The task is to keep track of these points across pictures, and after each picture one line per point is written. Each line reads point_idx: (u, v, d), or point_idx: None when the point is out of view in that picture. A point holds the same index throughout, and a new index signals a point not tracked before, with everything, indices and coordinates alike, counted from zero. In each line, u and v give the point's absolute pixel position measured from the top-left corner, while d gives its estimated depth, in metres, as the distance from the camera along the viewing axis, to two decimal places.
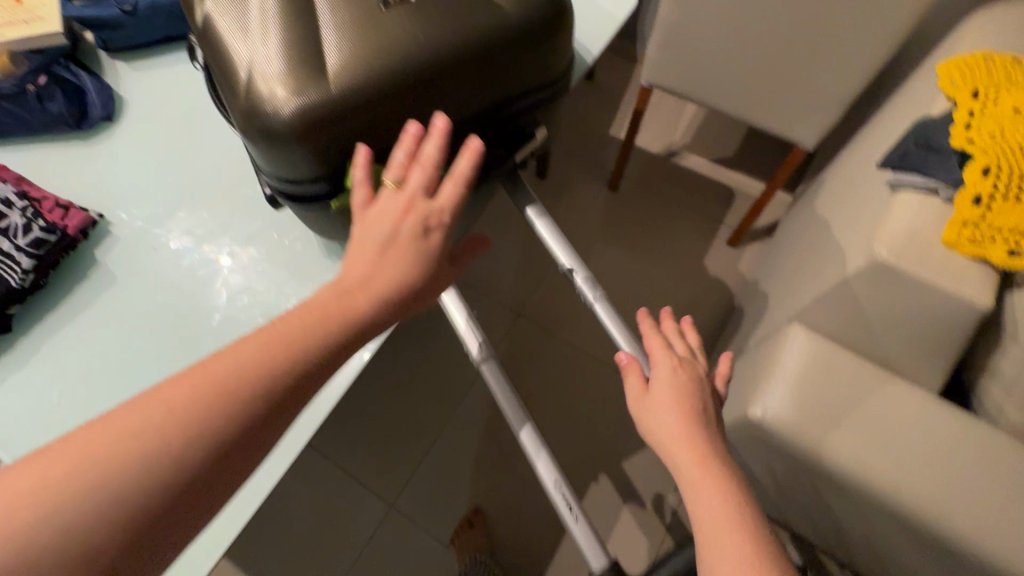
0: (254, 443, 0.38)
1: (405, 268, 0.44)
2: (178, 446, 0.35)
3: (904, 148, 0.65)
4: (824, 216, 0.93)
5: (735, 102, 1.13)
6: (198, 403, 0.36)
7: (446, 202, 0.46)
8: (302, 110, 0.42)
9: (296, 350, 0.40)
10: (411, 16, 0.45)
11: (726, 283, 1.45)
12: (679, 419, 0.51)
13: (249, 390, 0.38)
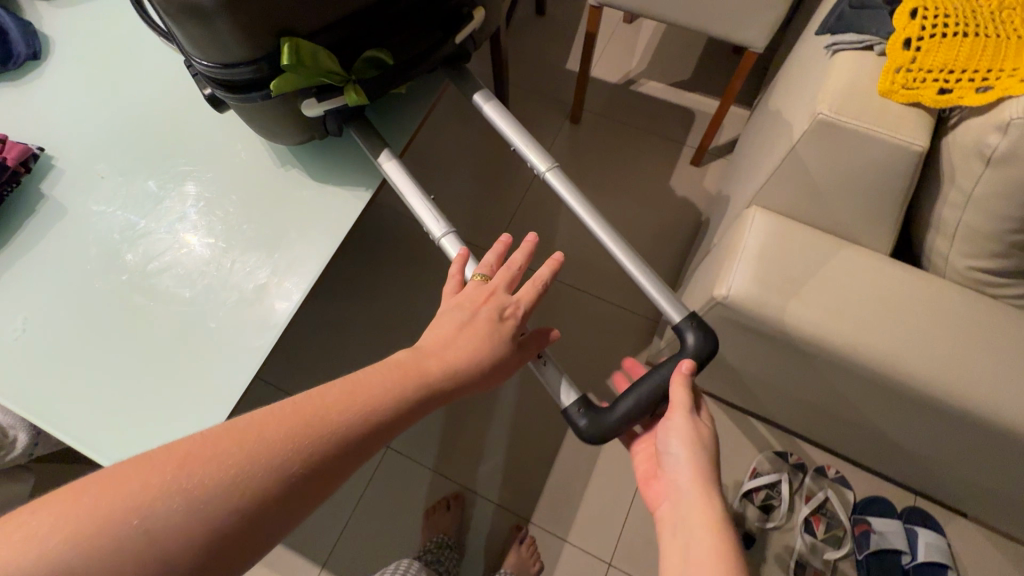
0: (334, 475, 0.44)
1: (476, 347, 0.54)
2: (278, 452, 0.42)
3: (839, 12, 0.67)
4: (779, 107, 0.94)
5: (681, 12, 1.14)
6: (299, 425, 0.43)
7: (523, 297, 0.58)
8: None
9: (379, 398, 0.48)
10: None
11: (693, 202, 1.48)
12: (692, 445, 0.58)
13: (339, 416, 0.45)
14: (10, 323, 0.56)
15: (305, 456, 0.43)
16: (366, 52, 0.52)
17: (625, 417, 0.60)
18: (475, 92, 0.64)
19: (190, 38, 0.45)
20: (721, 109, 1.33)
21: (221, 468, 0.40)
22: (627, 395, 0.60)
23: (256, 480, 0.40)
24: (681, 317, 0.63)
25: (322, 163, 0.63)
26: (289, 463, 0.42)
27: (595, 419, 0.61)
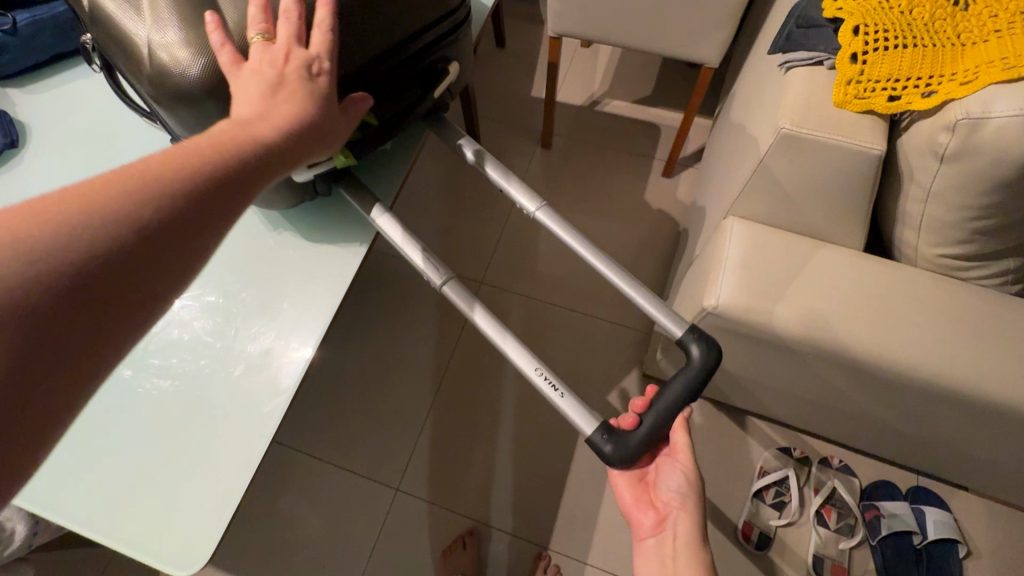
0: (190, 235, 0.37)
1: (299, 109, 0.45)
2: (110, 211, 0.34)
3: (787, 32, 0.72)
4: (741, 121, 1.00)
5: (638, 38, 1.19)
6: (127, 182, 0.36)
7: (321, 46, 0.47)
8: (207, 65, 0.46)
9: (219, 161, 0.40)
10: None
11: (670, 212, 1.52)
12: (681, 490, 0.68)
13: (172, 178, 0.37)
14: None
15: (143, 210, 0.35)
16: None
17: (648, 436, 0.62)
18: (458, 138, 0.66)
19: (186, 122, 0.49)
20: (685, 122, 1.38)
21: (41, 229, 0.32)
22: (648, 413, 0.62)
23: (68, 258, 0.32)
24: (682, 330, 0.64)
25: (315, 220, 0.67)
26: (130, 218, 0.35)
27: (620, 440, 0.62)
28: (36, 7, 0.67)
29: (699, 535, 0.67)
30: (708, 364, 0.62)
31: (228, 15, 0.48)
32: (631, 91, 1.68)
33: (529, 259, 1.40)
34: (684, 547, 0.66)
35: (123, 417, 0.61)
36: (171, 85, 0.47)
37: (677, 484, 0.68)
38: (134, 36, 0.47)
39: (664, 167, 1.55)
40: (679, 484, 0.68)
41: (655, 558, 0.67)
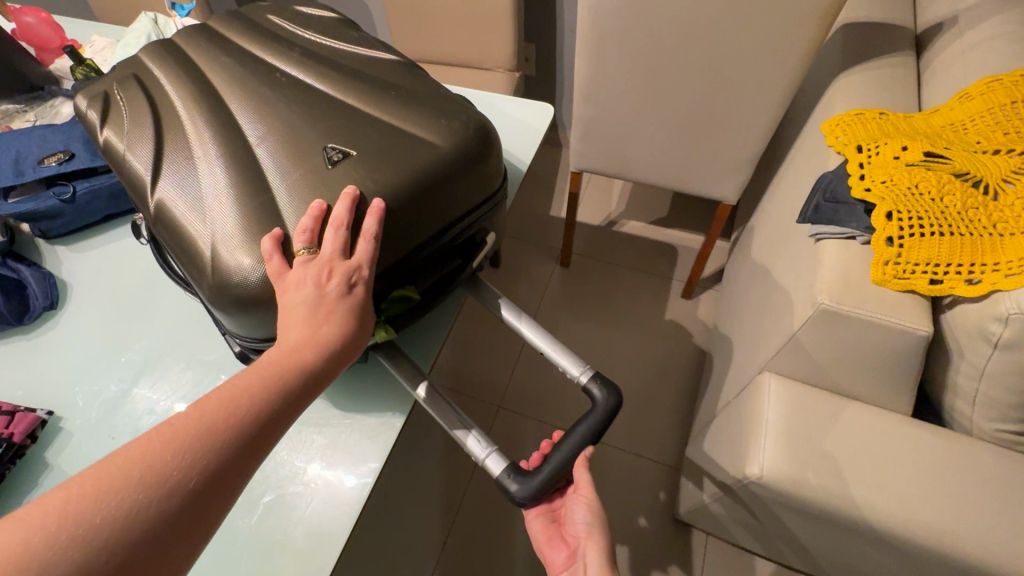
0: (234, 481, 0.40)
1: (341, 326, 0.47)
2: (174, 468, 0.37)
3: (816, 203, 0.74)
4: (765, 264, 1.01)
5: (661, 177, 1.21)
6: (186, 436, 0.39)
7: (364, 255, 0.49)
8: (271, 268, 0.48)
9: (265, 397, 0.42)
10: (357, 172, 0.52)
11: (692, 335, 1.50)
12: (584, 528, 0.61)
13: (223, 423, 0.40)
14: None
15: (193, 468, 0.38)
16: (394, 294, 0.55)
17: (553, 475, 0.54)
18: (499, 300, 0.63)
19: (234, 316, 0.50)
20: (704, 249, 1.41)
21: (107, 502, 0.35)
22: (553, 452, 0.55)
23: (101, 544, 0.34)
24: (582, 371, 0.58)
25: (348, 387, 0.63)
26: (183, 478, 0.38)
27: (526, 479, 0.54)
28: (97, 176, 0.71)
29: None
30: (610, 402, 0.56)
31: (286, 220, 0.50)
32: (648, 212, 1.73)
33: (549, 384, 1.36)
34: None
35: None
36: (229, 287, 0.48)
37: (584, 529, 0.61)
38: (195, 237, 0.50)
39: (684, 288, 1.55)
40: (587, 520, 0.62)
41: None
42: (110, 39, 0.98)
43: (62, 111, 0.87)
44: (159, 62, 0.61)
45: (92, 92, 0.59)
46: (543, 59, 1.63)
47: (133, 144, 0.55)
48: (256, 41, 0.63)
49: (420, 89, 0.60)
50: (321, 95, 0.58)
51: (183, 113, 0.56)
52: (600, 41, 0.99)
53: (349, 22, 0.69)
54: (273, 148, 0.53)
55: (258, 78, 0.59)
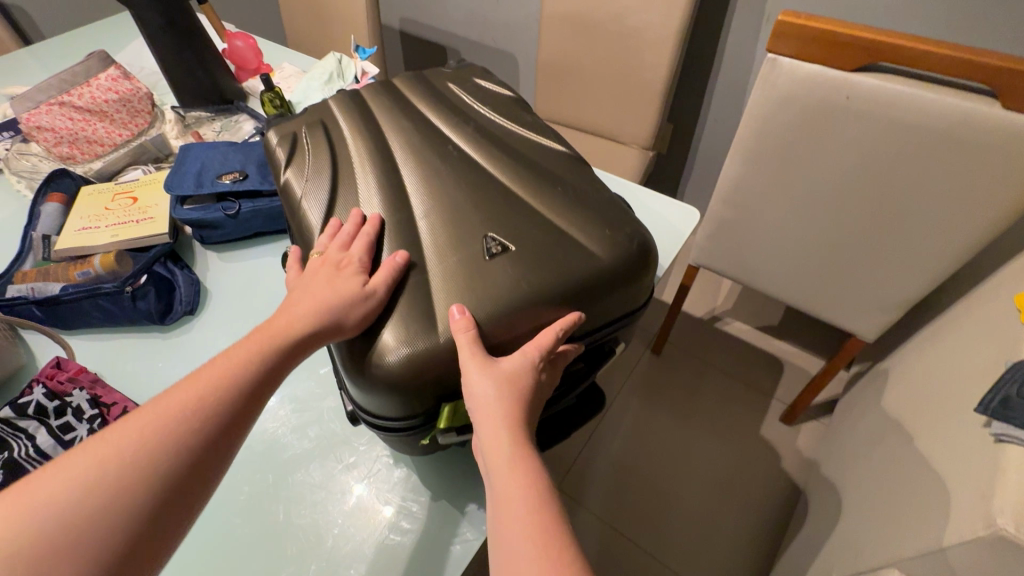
0: (229, 432, 0.42)
1: (333, 299, 0.48)
2: (175, 417, 0.40)
3: (1004, 394, 0.62)
4: (905, 427, 0.87)
5: (792, 293, 1.11)
6: (192, 393, 0.42)
7: (362, 239, 0.52)
8: (407, 353, 0.46)
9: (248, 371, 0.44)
10: (515, 270, 0.50)
11: (786, 467, 1.33)
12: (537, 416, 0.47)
13: (224, 379, 0.43)
14: None
15: (194, 414, 0.41)
16: None
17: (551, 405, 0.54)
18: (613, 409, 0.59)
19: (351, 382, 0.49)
20: (820, 378, 1.26)
21: (113, 449, 0.38)
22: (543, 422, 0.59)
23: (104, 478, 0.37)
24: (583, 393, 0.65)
25: (438, 473, 0.60)
26: (185, 425, 0.40)
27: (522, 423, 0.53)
28: (260, 198, 0.76)
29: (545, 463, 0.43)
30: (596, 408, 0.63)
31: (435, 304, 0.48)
32: (757, 318, 1.60)
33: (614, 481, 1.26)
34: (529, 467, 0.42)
35: None
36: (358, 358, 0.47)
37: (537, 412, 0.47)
38: None
39: (785, 412, 1.39)
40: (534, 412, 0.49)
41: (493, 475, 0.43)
42: (297, 69, 1.09)
43: (243, 127, 0.97)
44: (343, 116, 0.65)
45: (282, 133, 0.63)
46: (679, 140, 1.60)
47: (313, 193, 0.57)
48: (434, 110, 0.65)
49: (581, 186, 0.59)
50: (486, 177, 0.58)
51: (359, 173, 0.58)
52: (759, 150, 0.92)
53: (520, 101, 0.69)
54: (434, 226, 0.53)
55: (431, 149, 0.60)
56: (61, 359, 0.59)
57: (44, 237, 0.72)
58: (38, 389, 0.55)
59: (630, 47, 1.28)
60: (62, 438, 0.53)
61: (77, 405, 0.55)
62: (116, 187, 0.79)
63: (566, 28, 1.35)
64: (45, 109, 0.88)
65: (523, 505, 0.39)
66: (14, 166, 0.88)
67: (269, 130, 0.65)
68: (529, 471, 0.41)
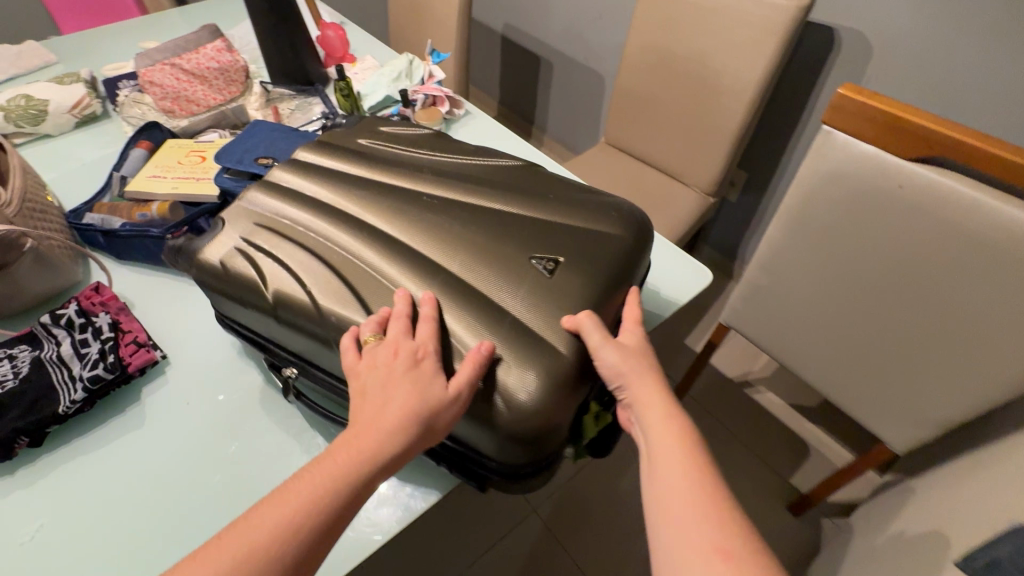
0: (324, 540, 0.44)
1: (416, 406, 0.48)
2: (277, 530, 0.43)
3: (991, 556, 0.54)
4: (899, 558, 0.78)
5: (819, 379, 1.02)
6: (292, 503, 0.44)
7: (427, 336, 0.52)
8: (534, 394, 0.51)
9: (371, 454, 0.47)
10: (573, 276, 0.57)
11: (782, 559, 1.24)
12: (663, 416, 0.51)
13: (321, 490, 0.45)
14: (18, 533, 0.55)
15: (291, 526, 0.43)
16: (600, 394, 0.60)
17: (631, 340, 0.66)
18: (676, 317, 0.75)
19: (482, 437, 0.54)
20: (841, 476, 1.15)
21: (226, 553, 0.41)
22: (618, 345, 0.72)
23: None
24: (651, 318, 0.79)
25: None
26: (285, 534, 0.43)
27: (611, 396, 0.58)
28: None
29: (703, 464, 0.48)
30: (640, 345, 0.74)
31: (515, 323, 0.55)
32: (795, 393, 1.49)
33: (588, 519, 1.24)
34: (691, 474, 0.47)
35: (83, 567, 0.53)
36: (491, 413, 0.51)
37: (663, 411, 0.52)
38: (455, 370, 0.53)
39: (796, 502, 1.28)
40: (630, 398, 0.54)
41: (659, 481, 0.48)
42: (377, 62, 1.17)
43: (314, 109, 1.06)
44: (273, 190, 0.66)
45: (217, 249, 0.61)
46: (750, 191, 1.51)
47: (334, 295, 0.57)
48: (372, 165, 0.69)
49: (567, 189, 0.67)
50: (478, 217, 0.63)
51: (340, 247, 0.61)
52: (804, 223, 0.86)
53: (439, 137, 0.76)
54: (459, 259, 0.59)
55: (406, 195, 0.65)
56: (100, 284, 0.70)
57: (122, 178, 0.84)
58: (73, 306, 0.66)
59: (708, 89, 1.23)
60: (79, 349, 0.63)
61: (98, 326, 0.65)
62: (193, 145, 0.90)
63: (648, 59, 1.33)
64: (159, 68, 1.05)
65: (672, 440, 0.49)
66: (128, 111, 1.04)
67: (197, 256, 0.61)
68: (674, 418, 0.51)
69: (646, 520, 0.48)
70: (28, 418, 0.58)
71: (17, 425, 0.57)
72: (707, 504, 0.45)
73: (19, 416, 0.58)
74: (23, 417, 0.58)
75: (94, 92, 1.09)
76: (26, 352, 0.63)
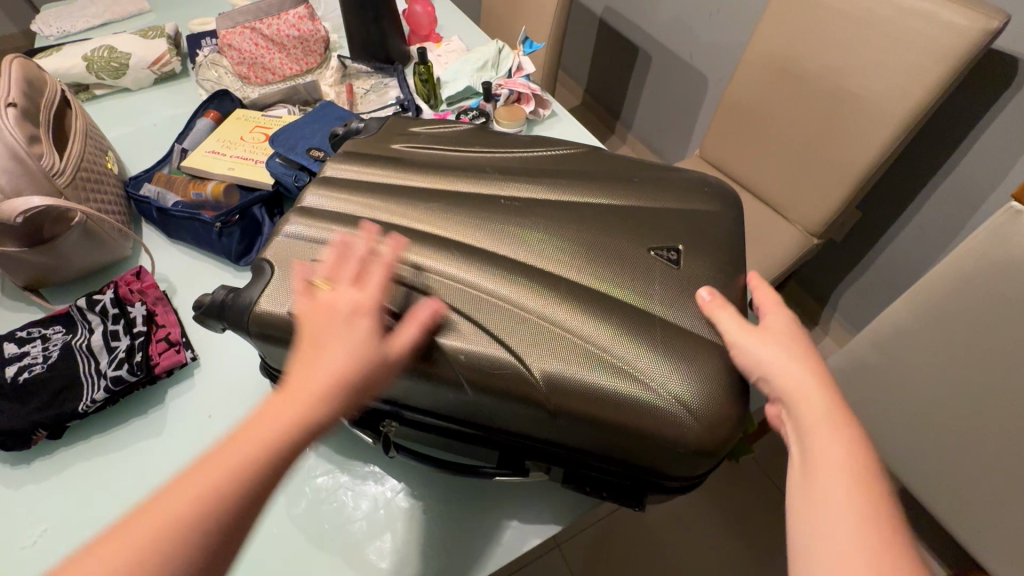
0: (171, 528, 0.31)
1: (343, 367, 0.37)
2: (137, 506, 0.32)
3: None
4: None
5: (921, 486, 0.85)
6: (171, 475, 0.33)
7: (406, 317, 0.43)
8: (705, 392, 0.44)
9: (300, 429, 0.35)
10: (702, 260, 0.52)
11: None
12: (840, 437, 0.39)
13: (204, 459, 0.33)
14: (19, 533, 0.52)
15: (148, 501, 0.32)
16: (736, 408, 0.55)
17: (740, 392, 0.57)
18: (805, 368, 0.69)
19: (655, 456, 0.45)
20: None
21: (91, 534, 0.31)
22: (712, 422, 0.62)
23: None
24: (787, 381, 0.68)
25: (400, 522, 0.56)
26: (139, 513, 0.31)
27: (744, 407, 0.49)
28: None
29: (891, 511, 0.36)
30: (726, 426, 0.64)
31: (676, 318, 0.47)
32: None
33: (613, 571, 1.14)
34: (874, 521, 0.35)
35: None
36: (668, 429, 0.43)
37: (840, 430, 0.39)
38: (620, 383, 0.44)
39: None
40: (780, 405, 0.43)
41: (821, 508, 0.37)
42: (463, 45, 1.06)
43: (389, 92, 0.98)
44: (311, 215, 0.55)
45: (273, 303, 0.48)
46: (861, 234, 1.30)
47: (457, 330, 0.46)
48: (422, 177, 0.60)
49: (634, 174, 0.60)
50: (581, 238, 0.52)
51: (429, 274, 0.50)
52: (949, 308, 0.70)
53: (481, 132, 0.66)
54: (571, 274, 0.50)
55: (480, 201, 0.56)
56: (142, 270, 0.66)
57: (183, 150, 0.80)
58: (110, 292, 0.62)
59: (838, 115, 1.04)
60: (109, 342, 0.59)
61: (131, 318, 0.61)
62: (260, 120, 0.84)
63: (770, 69, 1.14)
64: (240, 31, 0.98)
65: (827, 422, 0.40)
66: (204, 73, 1.00)
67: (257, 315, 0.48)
68: (831, 395, 0.41)
69: (787, 507, 0.39)
70: (48, 411, 0.55)
71: (35, 418, 0.54)
72: (870, 497, 0.36)
73: (40, 408, 0.55)
74: (43, 410, 0.55)
75: (176, 48, 1.06)
76: (59, 335, 0.60)
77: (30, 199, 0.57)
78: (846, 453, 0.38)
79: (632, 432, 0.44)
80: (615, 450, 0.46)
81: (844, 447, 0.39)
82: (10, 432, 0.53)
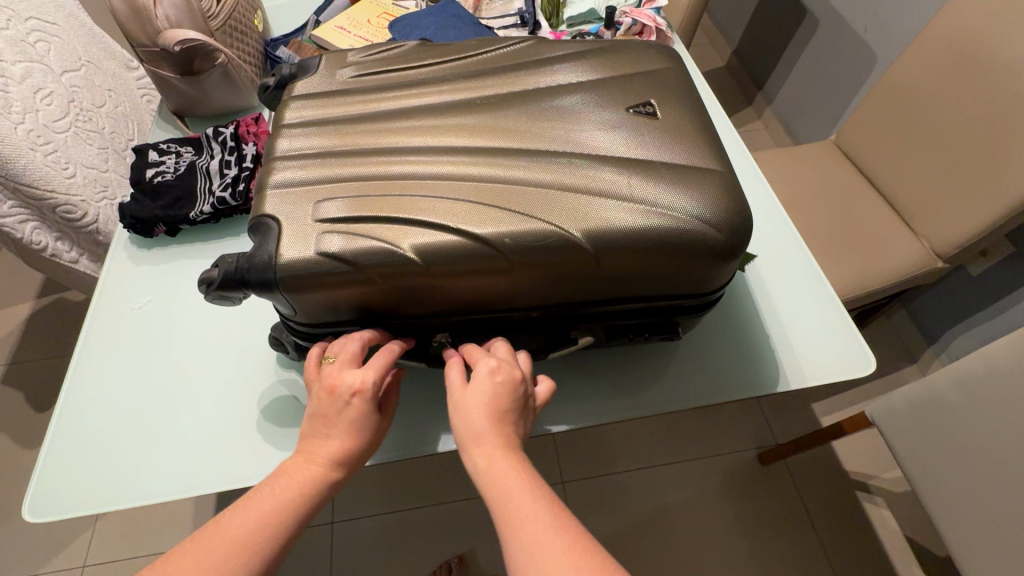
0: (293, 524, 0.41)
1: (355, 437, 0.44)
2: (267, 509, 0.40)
3: None
4: None
5: (960, 544, 0.76)
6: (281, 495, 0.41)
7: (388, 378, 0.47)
8: (713, 201, 0.44)
9: (290, 507, 0.41)
10: (673, 105, 0.50)
11: None
12: (495, 449, 0.41)
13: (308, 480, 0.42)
14: (132, 292, 0.66)
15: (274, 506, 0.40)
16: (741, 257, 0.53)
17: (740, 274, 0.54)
18: (860, 339, 0.58)
19: (687, 279, 0.46)
20: None
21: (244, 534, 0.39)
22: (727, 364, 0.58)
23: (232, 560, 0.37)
24: (860, 362, 0.57)
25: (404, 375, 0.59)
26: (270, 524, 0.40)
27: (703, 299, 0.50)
28: None
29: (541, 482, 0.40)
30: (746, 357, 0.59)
31: (682, 158, 0.47)
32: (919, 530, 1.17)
33: (609, 521, 1.17)
34: (540, 504, 0.39)
35: (155, 343, 0.62)
36: (694, 245, 0.44)
37: (494, 437, 0.42)
38: (648, 217, 0.44)
39: None
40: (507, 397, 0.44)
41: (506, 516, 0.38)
42: None
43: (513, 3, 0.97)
44: (325, 113, 0.53)
45: (301, 250, 0.43)
46: (1002, 272, 1.10)
47: (487, 219, 0.44)
48: (420, 88, 0.54)
49: (592, 47, 0.56)
50: (619, 142, 0.48)
51: (429, 183, 0.47)
52: None
53: (429, 46, 0.59)
54: (610, 169, 0.46)
55: (508, 94, 0.53)
56: (262, 117, 0.74)
57: (316, 21, 0.87)
58: (232, 129, 0.72)
59: (1016, 120, 0.87)
60: (221, 170, 0.69)
61: (242, 155, 0.70)
62: (388, 7, 0.89)
63: (950, 53, 0.96)
64: None
65: (484, 435, 0.42)
66: None
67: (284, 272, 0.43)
68: (503, 408, 0.43)
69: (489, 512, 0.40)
70: (168, 211, 0.67)
71: (158, 213, 0.67)
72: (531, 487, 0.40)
73: (165, 207, 0.67)
74: (165, 209, 0.67)
75: None
76: (188, 155, 0.72)
77: (187, 32, 0.68)
78: (500, 465, 0.41)
79: (664, 258, 0.44)
80: (642, 288, 0.47)
81: (495, 459, 0.41)
82: (139, 218, 0.66)
